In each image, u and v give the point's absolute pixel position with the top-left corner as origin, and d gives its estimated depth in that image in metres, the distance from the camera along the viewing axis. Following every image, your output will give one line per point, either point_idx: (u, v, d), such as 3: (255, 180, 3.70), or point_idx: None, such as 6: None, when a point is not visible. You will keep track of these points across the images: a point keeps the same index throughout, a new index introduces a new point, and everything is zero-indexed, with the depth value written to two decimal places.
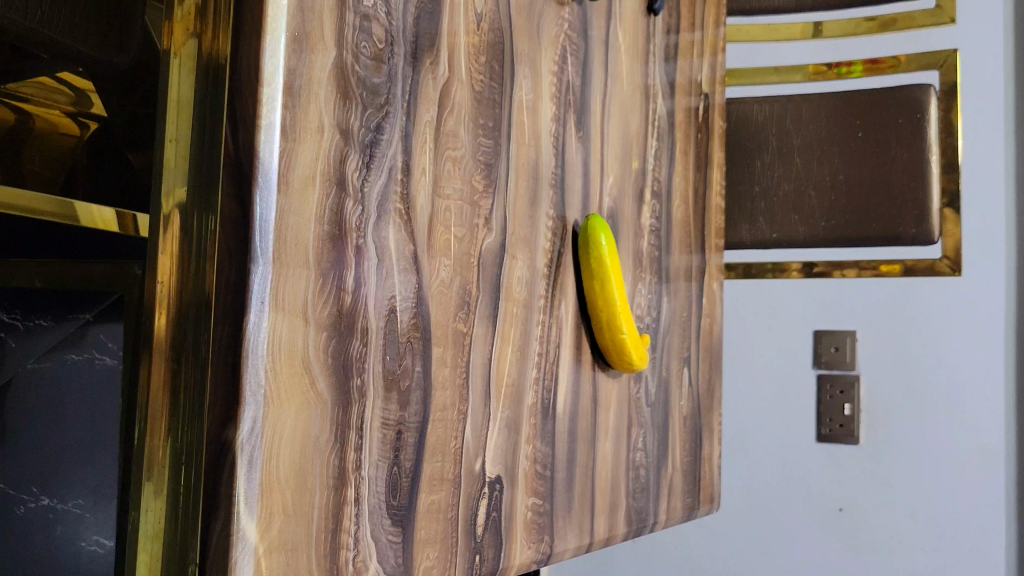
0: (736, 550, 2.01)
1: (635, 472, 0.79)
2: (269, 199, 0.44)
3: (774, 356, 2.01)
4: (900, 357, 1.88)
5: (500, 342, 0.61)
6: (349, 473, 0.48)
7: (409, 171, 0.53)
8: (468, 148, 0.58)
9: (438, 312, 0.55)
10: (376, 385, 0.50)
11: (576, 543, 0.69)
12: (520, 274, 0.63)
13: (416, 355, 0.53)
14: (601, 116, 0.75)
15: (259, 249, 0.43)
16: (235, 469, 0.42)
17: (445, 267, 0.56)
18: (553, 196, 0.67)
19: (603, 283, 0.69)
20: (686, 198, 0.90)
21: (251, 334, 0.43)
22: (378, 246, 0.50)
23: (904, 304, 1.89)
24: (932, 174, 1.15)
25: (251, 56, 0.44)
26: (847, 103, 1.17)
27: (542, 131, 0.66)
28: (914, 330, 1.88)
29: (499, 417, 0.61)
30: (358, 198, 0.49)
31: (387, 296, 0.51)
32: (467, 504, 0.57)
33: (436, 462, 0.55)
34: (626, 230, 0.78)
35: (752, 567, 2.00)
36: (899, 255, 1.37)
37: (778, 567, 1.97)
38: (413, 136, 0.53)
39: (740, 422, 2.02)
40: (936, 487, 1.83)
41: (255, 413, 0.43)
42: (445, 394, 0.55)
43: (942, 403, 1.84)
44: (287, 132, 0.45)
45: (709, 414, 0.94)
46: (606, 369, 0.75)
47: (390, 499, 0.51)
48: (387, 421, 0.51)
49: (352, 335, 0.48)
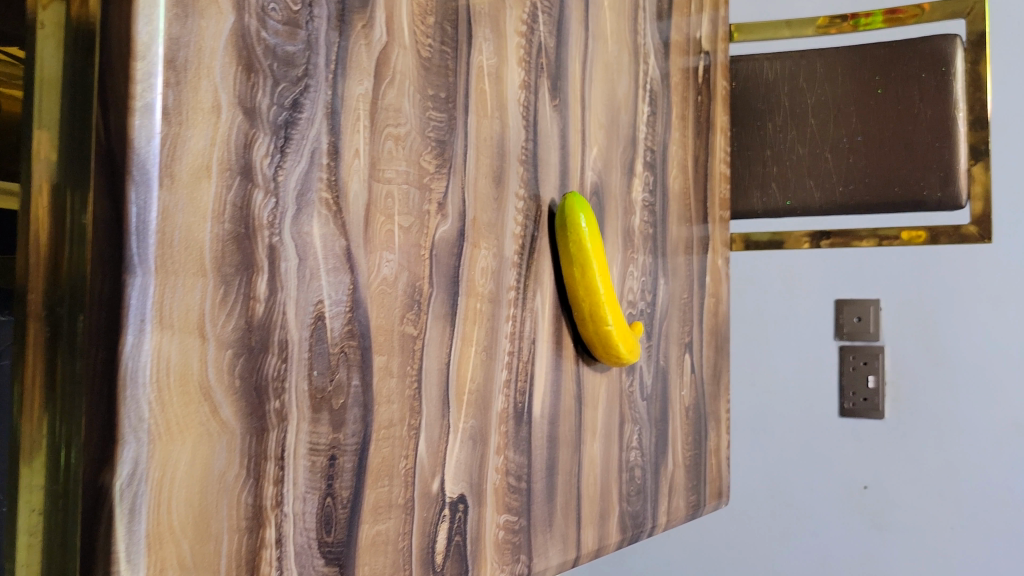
0: (751, 529, 1.89)
1: (629, 474, 0.71)
2: (150, 197, 0.36)
3: (793, 325, 1.88)
4: (926, 325, 1.76)
5: (461, 343, 0.54)
6: (268, 511, 0.41)
7: (338, 154, 0.45)
8: (414, 123, 0.50)
9: (380, 316, 0.48)
10: (300, 405, 0.43)
11: (560, 558, 0.62)
12: (485, 264, 0.56)
13: (352, 367, 0.46)
14: (582, 82, 0.66)
15: (137, 256, 0.36)
16: (115, 522, 0.35)
17: (389, 262, 0.48)
18: (523, 173, 0.60)
19: (583, 270, 0.61)
20: (685, 168, 0.82)
21: (129, 360, 0.36)
22: (300, 244, 0.43)
23: (929, 270, 1.75)
24: (958, 133, 1.04)
25: (121, 22, 0.36)
26: (865, 58, 1.07)
27: (509, 100, 0.58)
28: (936, 297, 1.75)
29: (461, 428, 0.53)
30: (270, 189, 0.42)
31: (313, 301, 0.44)
32: (422, 531, 0.50)
33: (381, 488, 0.48)
34: (612, 208, 0.70)
35: (771, 548, 1.88)
36: (923, 221, 1.27)
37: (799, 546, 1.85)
38: (342, 112, 0.45)
39: (756, 394, 1.89)
40: (965, 462, 1.71)
41: (137, 451, 0.36)
42: (392, 407, 0.48)
43: (971, 375, 1.71)
44: (169, 113, 0.37)
45: (715, 402, 0.87)
46: (592, 362, 0.67)
47: (324, 536, 0.44)
48: (315, 447, 0.44)
49: (267, 350, 0.41)
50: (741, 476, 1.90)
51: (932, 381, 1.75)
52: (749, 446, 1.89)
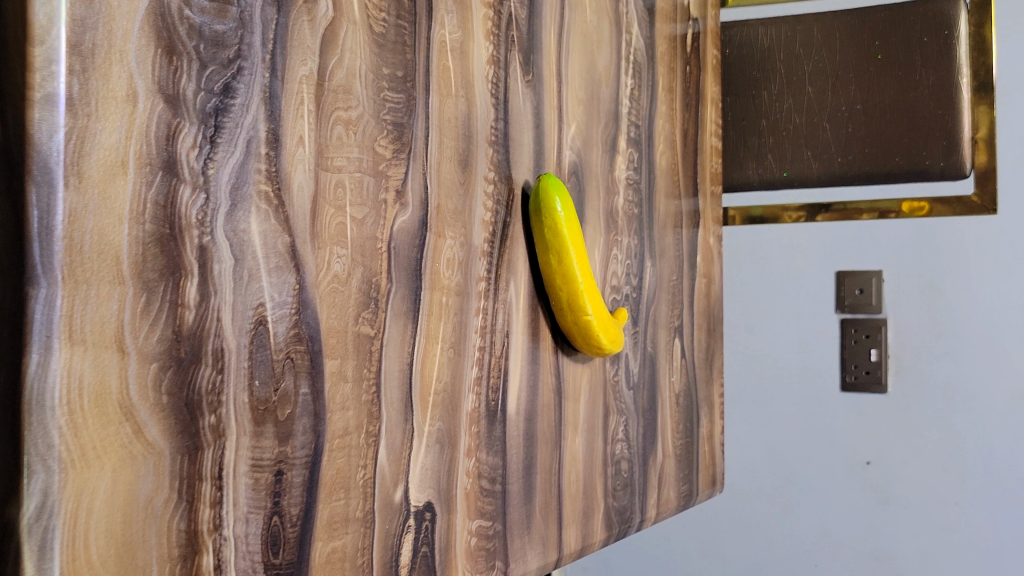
0: (750, 506, 1.85)
1: (615, 468, 0.68)
2: (54, 199, 0.32)
3: (795, 299, 1.83)
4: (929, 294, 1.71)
5: (425, 340, 0.50)
6: (204, 535, 0.38)
7: (278, 141, 0.41)
8: (366, 105, 0.46)
9: (331, 316, 0.44)
10: (240, 418, 0.39)
11: (540, 562, 0.59)
12: (450, 254, 0.52)
13: (300, 373, 0.42)
14: (557, 56, 0.62)
15: (42, 266, 0.32)
16: (23, 561, 0.31)
17: (340, 258, 0.45)
18: (492, 154, 0.56)
19: (560, 257, 0.58)
20: (673, 143, 0.78)
21: (34, 381, 0.32)
22: (235, 243, 0.39)
23: (931, 240, 1.70)
24: (963, 100, 1.00)
25: (17, 5, 0.32)
26: (864, 22, 1.03)
27: (475, 77, 0.54)
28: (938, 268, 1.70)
29: (426, 431, 0.50)
30: (198, 184, 0.38)
31: (252, 304, 0.40)
32: (385, 544, 0.47)
33: (335, 502, 0.44)
34: (593, 188, 0.66)
35: (770, 524, 1.84)
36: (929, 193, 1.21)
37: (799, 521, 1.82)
38: (281, 95, 0.42)
39: (756, 367, 1.85)
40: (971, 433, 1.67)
41: (47, 482, 0.32)
42: (347, 414, 0.45)
43: (976, 346, 1.66)
44: (74, 105, 0.33)
45: (709, 386, 0.84)
46: (573, 353, 0.64)
47: (271, 559, 0.41)
48: (259, 462, 0.40)
49: (198, 361, 0.38)
50: (739, 453, 1.86)
51: (935, 353, 1.70)
52: (747, 420, 1.85)
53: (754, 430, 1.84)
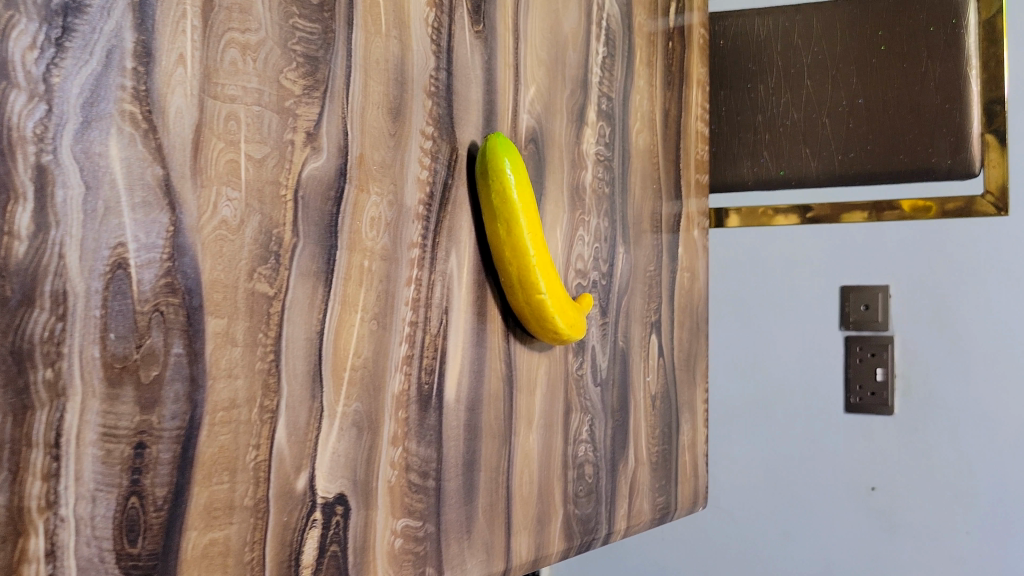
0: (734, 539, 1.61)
1: (578, 472, 0.61)
2: None
3: (792, 309, 1.58)
4: (942, 299, 1.46)
5: (341, 308, 0.44)
6: (31, 513, 0.31)
7: (149, 56, 0.35)
8: (269, 30, 0.40)
9: (216, 267, 0.38)
10: (88, 376, 0.33)
11: (482, 572, 0.52)
12: (375, 214, 0.46)
13: (172, 330, 0.36)
14: (515, 9, 0.56)
15: None
16: None
17: (231, 202, 0.38)
18: (432, 107, 0.49)
19: (509, 227, 0.51)
20: (652, 123, 0.72)
21: None
22: (86, 167, 0.33)
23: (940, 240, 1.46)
24: (972, 94, 0.98)
25: None
26: (868, 11, 0.99)
27: (411, 17, 0.48)
28: (946, 270, 1.46)
29: (339, 413, 0.43)
30: (35, 92, 0.31)
31: (109, 241, 0.34)
32: (280, 540, 0.40)
33: (215, 486, 0.37)
34: (556, 160, 0.60)
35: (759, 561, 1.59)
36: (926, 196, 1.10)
37: (794, 560, 1.57)
38: (155, 2, 0.35)
39: (744, 385, 1.61)
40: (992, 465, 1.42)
41: None
42: (237, 383, 0.38)
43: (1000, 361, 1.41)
44: None
45: (690, 391, 0.77)
46: (527, 340, 0.57)
47: (125, 549, 0.34)
48: (112, 431, 0.34)
49: (31, 303, 0.31)
50: (723, 480, 1.62)
51: (942, 369, 1.46)
52: (735, 444, 1.61)
53: (743, 455, 1.60)
